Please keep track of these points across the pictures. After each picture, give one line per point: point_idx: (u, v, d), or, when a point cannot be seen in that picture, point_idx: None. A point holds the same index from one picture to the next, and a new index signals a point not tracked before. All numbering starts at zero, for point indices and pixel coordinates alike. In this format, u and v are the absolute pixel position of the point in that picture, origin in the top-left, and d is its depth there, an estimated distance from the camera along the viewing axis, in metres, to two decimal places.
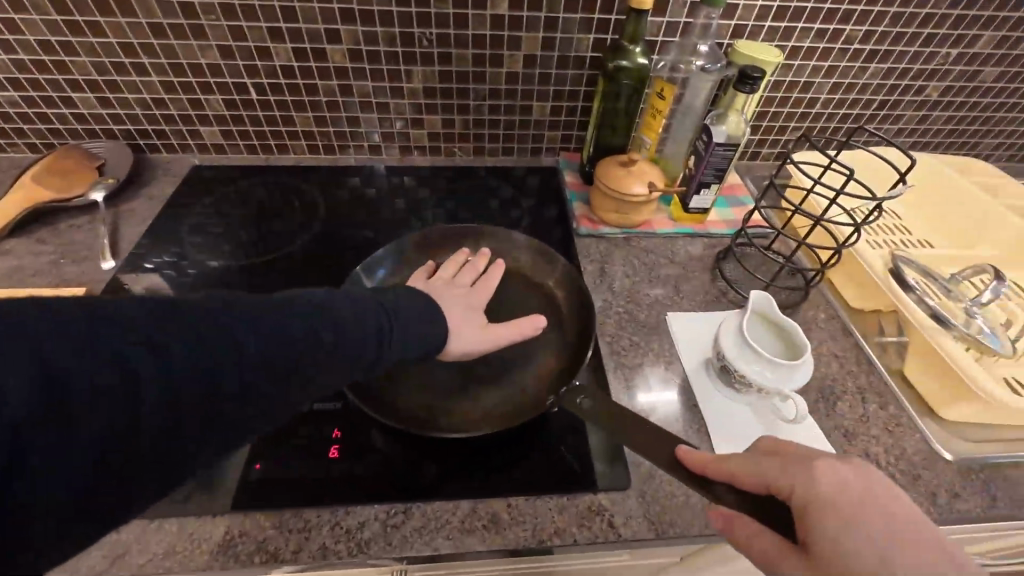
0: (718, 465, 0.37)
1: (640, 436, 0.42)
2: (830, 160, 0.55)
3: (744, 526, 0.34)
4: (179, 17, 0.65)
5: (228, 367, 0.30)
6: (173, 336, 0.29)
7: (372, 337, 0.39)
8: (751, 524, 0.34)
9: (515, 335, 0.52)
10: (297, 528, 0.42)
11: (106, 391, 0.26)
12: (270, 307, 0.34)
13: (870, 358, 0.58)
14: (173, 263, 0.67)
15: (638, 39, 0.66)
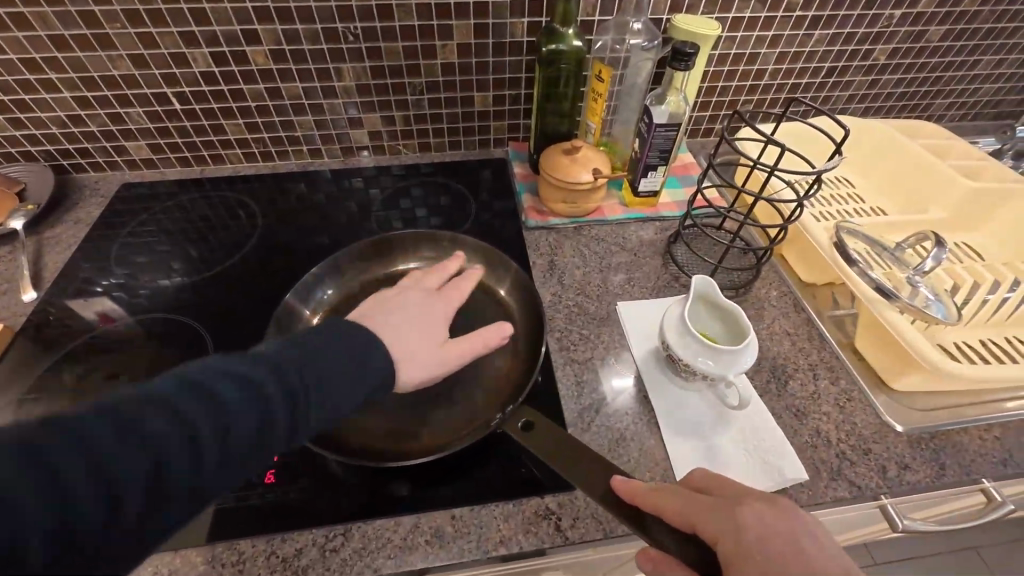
0: (651, 498, 0.34)
1: (591, 471, 0.39)
2: (768, 135, 0.54)
3: (670, 567, 0.33)
4: (80, 27, 0.61)
5: (205, 428, 0.29)
6: (151, 409, 0.28)
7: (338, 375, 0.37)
8: (677, 568, 0.32)
9: (479, 348, 0.47)
10: (230, 562, 0.41)
11: (95, 467, 0.25)
12: (242, 364, 0.33)
13: (822, 334, 0.58)
14: (122, 285, 0.64)
15: (570, 19, 0.63)
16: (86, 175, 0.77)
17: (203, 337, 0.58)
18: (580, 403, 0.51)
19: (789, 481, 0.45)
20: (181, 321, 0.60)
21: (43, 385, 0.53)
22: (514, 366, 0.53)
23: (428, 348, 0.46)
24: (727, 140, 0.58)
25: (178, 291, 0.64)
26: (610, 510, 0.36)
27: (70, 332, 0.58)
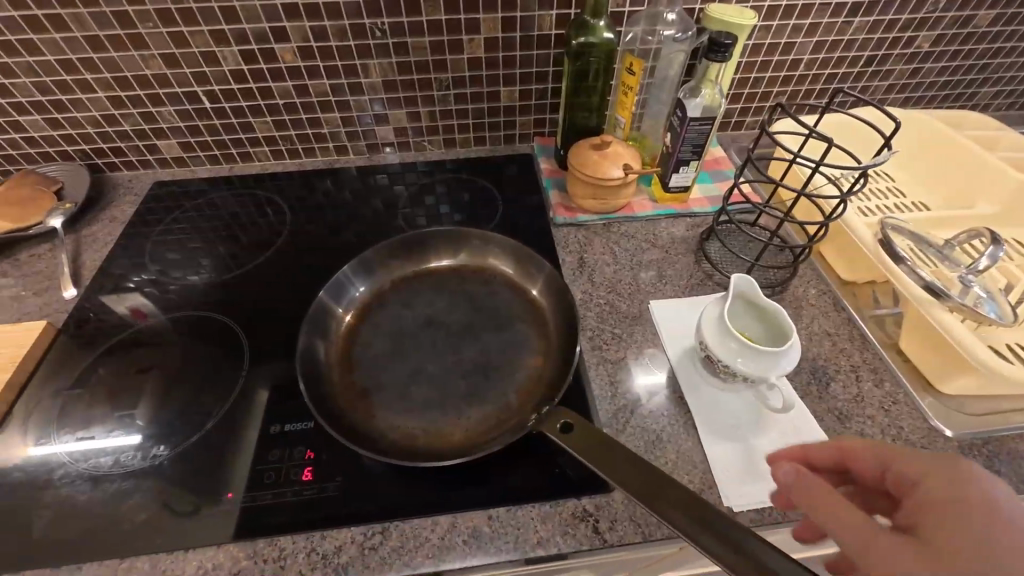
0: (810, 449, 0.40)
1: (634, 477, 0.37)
2: (810, 128, 0.52)
3: (812, 484, 0.34)
4: (115, 27, 0.62)
5: None
6: None
7: None
8: (823, 485, 0.33)
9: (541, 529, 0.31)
10: (271, 557, 0.41)
11: None
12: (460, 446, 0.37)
13: (864, 333, 0.56)
14: (153, 281, 0.65)
15: (601, 12, 0.62)
16: (120, 173, 0.78)
17: (237, 333, 0.59)
18: (614, 404, 0.51)
19: None
20: (216, 318, 0.61)
21: (86, 381, 0.54)
22: (546, 366, 0.53)
23: None
24: (768, 132, 0.55)
25: (212, 288, 0.65)
26: (651, 509, 0.35)
27: (109, 329, 0.59)
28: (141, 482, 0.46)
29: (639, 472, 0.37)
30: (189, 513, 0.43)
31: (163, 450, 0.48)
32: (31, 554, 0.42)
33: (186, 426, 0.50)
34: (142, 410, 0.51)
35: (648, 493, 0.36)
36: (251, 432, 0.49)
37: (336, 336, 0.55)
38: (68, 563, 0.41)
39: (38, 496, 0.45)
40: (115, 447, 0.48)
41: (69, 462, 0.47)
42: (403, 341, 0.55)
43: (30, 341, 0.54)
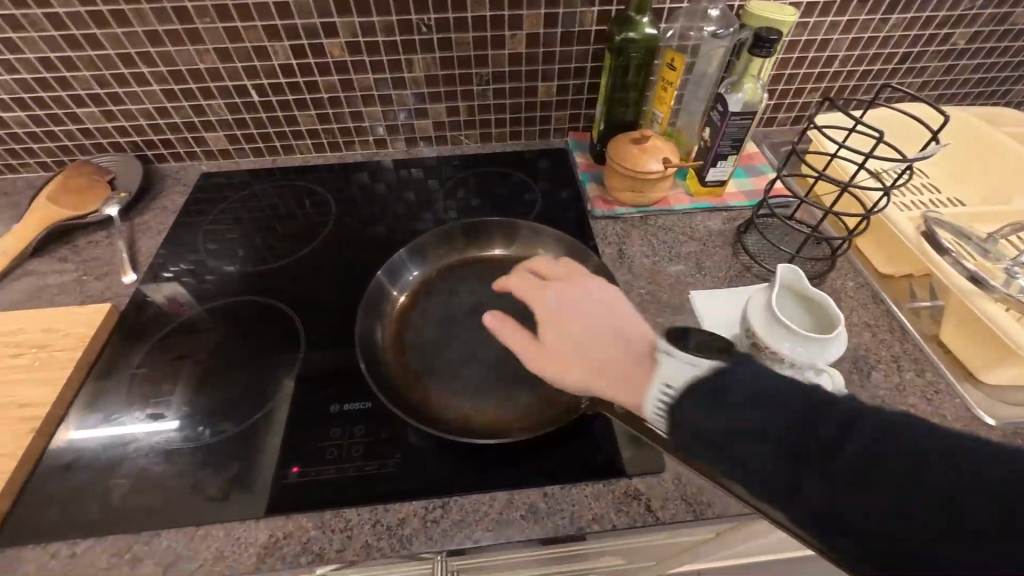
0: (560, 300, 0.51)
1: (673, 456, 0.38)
2: (857, 121, 0.53)
3: (513, 330, 0.55)
4: (173, 22, 0.64)
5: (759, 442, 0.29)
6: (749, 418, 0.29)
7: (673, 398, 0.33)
8: (516, 330, 0.55)
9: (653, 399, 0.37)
10: (339, 528, 0.43)
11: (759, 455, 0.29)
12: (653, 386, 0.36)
13: (903, 325, 0.57)
14: (190, 270, 0.67)
15: (644, 9, 0.64)
16: (167, 164, 0.81)
17: (292, 318, 0.61)
18: None
19: None
20: (270, 304, 0.63)
21: (150, 361, 0.56)
22: None
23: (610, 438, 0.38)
24: (815, 127, 0.57)
25: (262, 276, 0.67)
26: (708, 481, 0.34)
27: (167, 312, 0.62)
28: (209, 456, 0.48)
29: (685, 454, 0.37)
30: (222, 497, 0.45)
31: (229, 426, 0.50)
32: (111, 521, 0.44)
33: (249, 405, 0.52)
34: (206, 388, 0.53)
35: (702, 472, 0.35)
36: (277, 416, 0.50)
37: (393, 318, 0.59)
38: (146, 530, 0.43)
39: (114, 468, 0.47)
40: (183, 423, 0.50)
41: (141, 436, 0.49)
42: (452, 326, 0.58)
43: (96, 323, 0.57)
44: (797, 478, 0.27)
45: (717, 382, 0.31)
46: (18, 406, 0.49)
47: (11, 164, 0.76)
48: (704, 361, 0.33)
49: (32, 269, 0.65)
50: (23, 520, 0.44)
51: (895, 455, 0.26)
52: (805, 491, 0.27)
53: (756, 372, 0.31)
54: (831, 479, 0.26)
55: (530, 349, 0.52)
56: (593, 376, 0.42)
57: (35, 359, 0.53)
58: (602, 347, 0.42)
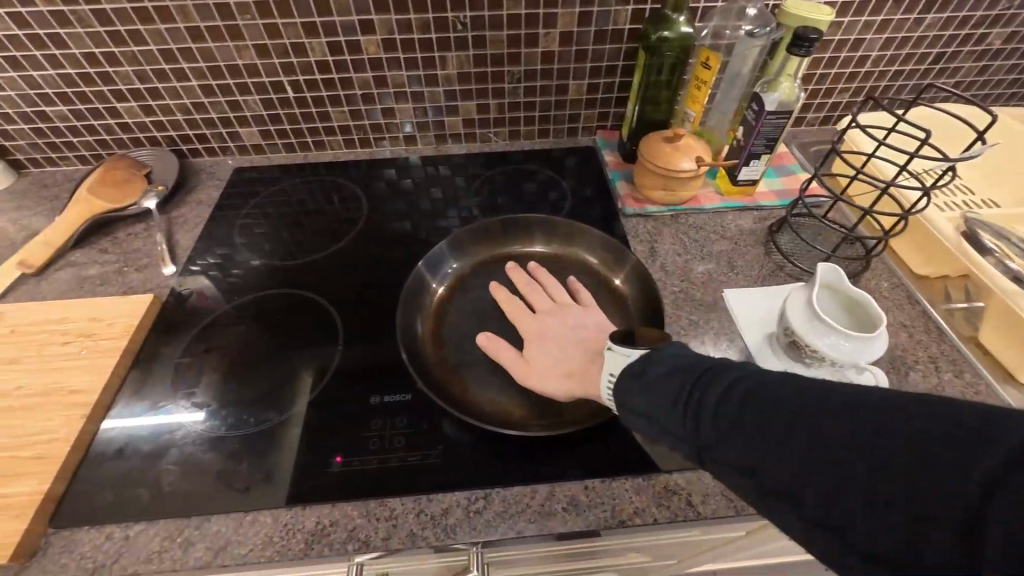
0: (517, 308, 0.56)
1: None
2: (900, 120, 0.53)
3: (502, 347, 0.53)
4: (215, 18, 0.65)
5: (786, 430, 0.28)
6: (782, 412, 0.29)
7: (689, 394, 0.33)
8: (505, 346, 0.53)
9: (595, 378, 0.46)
10: (384, 517, 0.44)
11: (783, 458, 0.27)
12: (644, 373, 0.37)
13: (940, 326, 0.57)
14: (216, 264, 0.68)
15: (681, 7, 0.64)
16: (201, 159, 0.82)
17: (330, 312, 0.62)
18: None
19: None
20: (307, 298, 0.64)
21: (192, 351, 0.57)
22: None
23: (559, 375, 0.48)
24: (860, 127, 0.57)
25: (297, 269, 0.68)
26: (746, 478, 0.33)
27: (206, 304, 0.63)
28: (255, 445, 0.49)
29: None
30: (243, 489, 0.46)
31: (272, 416, 0.51)
32: (162, 506, 0.45)
33: (291, 396, 0.53)
34: (249, 379, 0.55)
35: None
36: (297, 408, 0.52)
37: (430, 312, 0.60)
38: (196, 515, 0.44)
39: (163, 454, 0.48)
40: (228, 413, 0.51)
41: (188, 424, 0.50)
42: (488, 321, 0.59)
43: (140, 312, 0.58)
44: (800, 474, 0.27)
45: (647, 365, 0.37)
46: (69, 392, 0.50)
47: (51, 157, 0.78)
48: (636, 350, 0.40)
49: (74, 259, 0.67)
50: (78, 503, 0.45)
51: (901, 445, 0.24)
52: (812, 488, 0.26)
53: (677, 354, 0.37)
54: (836, 475, 0.26)
55: (521, 367, 0.50)
56: (573, 375, 0.47)
57: (83, 346, 0.54)
58: (568, 349, 0.49)
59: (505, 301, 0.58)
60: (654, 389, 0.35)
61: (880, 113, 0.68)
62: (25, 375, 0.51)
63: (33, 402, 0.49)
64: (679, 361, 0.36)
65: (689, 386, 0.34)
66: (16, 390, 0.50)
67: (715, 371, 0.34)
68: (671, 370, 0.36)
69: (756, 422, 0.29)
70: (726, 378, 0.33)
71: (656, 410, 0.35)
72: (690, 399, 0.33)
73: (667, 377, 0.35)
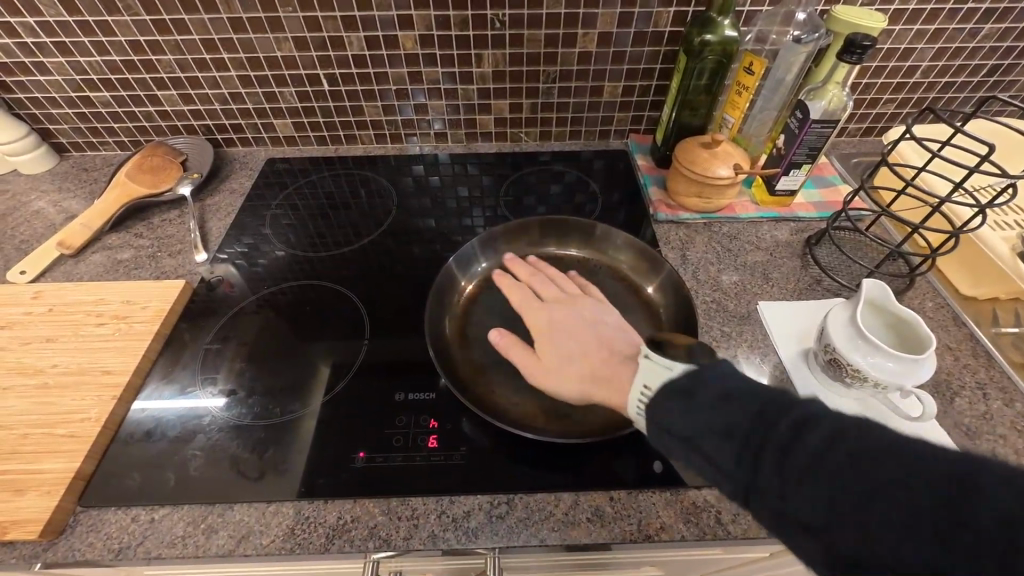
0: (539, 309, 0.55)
1: None
2: (960, 131, 0.50)
3: (522, 350, 0.51)
4: (257, 10, 0.66)
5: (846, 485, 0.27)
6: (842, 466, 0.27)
7: (739, 429, 0.31)
8: (523, 348, 0.51)
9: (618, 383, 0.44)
10: (405, 516, 0.43)
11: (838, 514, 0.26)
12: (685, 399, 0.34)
13: (989, 351, 0.54)
14: (243, 254, 0.69)
15: (727, 10, 0.62)
16: (234, 149, 0.84)
17: (357, 306, 0.62)
18: None
19: None
20: (335, 290, 0.65)
21: (222, 338, 0.58)
22: None
23: (578, 378, 0.46)
24: (915, 138, 0.55)
25: (325, 261, 0.69)
26: None
27: (234, 292, 0.63)
28: (280, 435, 0.49)
29: None
30: (257, 478, 0.46)
31: (297, 408, 0.51)
32: (187, 491, 0.45)
33: (317, 388, 0.53)
34: (274, 369, 0.55)
35: None
36: (311, 402, 0.52)
37: (457, 309, 0.59)
38: (221, 502, 0.44)
39: (190, 440, 0.49)
40: (255, 401, 0.52)
41: (214, 411, 0.51)
42: (514, 320, 0.58)
43: (172, 297, 0.59)
44: (851, 528, 0.26)
45: (693, 385, 0.35)
46: (101, 372, 0.51)
47: (92, 142, 0.80)
48: (676, 364, 0.37)
49: (110, 242, 0.68)
50: (106, 483, 0.45)
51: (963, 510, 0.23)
52: (822, 520, 0.27)
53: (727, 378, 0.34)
54: (888, 533, 0.25)
55: (541, 370, 0.49)
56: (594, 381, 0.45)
57: (116, 328, 0.55)
58: (589, 351, 0.48)
59: (528, 304, 0.57)
60: (701, 416, 0.33)
61: (937, 125, 0.66)
62: (61, 353, 0.52)
63: (67, 381, 0.50)
64: (728, 389, 0.33)
65: (744, 418, 0.31)
66: (51, 368, 0.51)
67: (772, 408, 0.31)
68: (722, 398, 0.33)
69: (814, 474, 0.28)
70: (788, 417, 0.30)
71: (699, 439, 0.32)
72: (744, 435, 0.31)
73: (716, 406, 0.32)
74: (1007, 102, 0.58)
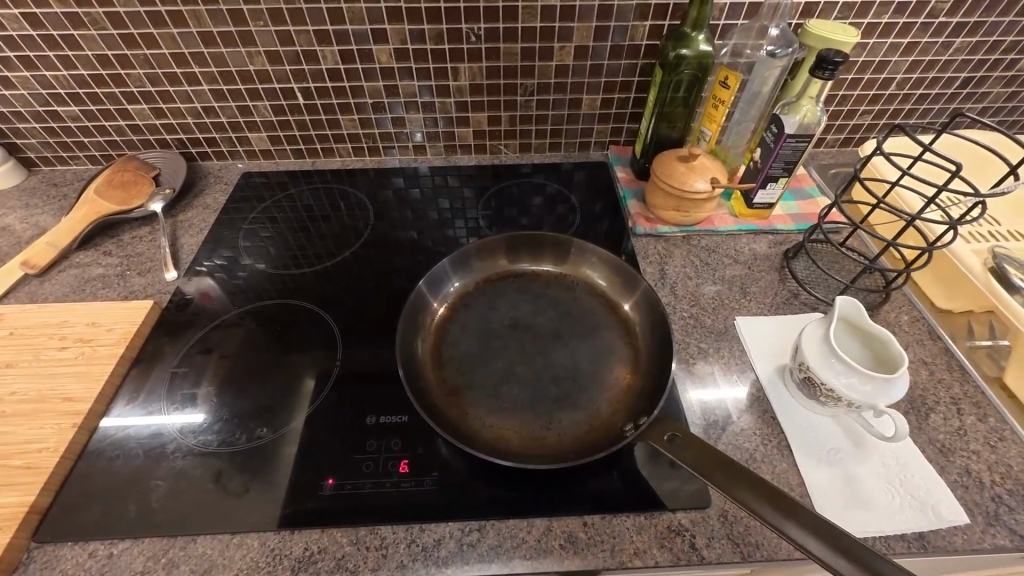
0: None
1: (707, 465, 0.39)
2: (928, 149, 0.51)
3: None
4: (227, 24, 0.65)
5: None
6: None
7: None
8: None
9: None
10: (374, 545, 0.42)
11: None
12: None
13: (963, 365, 0.54)
14: (222, 266, 0.67)
15: (701, 24, 0.62)
16: (210, 162, 0.82)
17: (331, 324, 0.61)
18: (705, 418, 0.50)
19: (947, 523, 0.43)
20: (308, 308, 0.63)
21: (191, 360, 0.56)
22: (636, 379, 0.53)
23: None
24: (885, 154, 0.55)
25: (304, 276, 0.67)
26: (720, 487, 0.37)
27: (203, 312, 0.62)
28: (247, 463, 0.48)
29: (711, 457, 0.39)
30: (222, 508, 0.44)
31: (266, 432, 0.50)
32: (148, 523, 0.44)
33: (287, 412, 0.52)
34: (244, 391, 0.53)
35: (721, 478, 0.37)
36: (280, 426, 0.50)
37: (432, 329, 0.59)
38: (184, 534, 0.43)
39: (154, 468, 0.47)
40: (223, 426, 0.50)
41: (180, 437, 0.49)
42: (491, 340, 0.57)
43: (140, 319, 0.57)
44: None
45: None
46: (63, 400, 0.49)
47: (62, 156, 0.78)
48: None
49: (79, 260, 0.66)
50: (64, 516, 0.44)
51: None
52: None
53: None
54: None
55: None
56: None
57: (79, 352, 0.53)
58: None
59: None
60: None
61: (908, 140, 0.67)
62: (20, 380, 0.50)
63: (25, 409, 0.48)
64: None
65: None
66: (10, 396, 0.49)
67: None
68: None
69: None
70: None
71: None
72: None
73: None
74: (976, 116, 0.59)
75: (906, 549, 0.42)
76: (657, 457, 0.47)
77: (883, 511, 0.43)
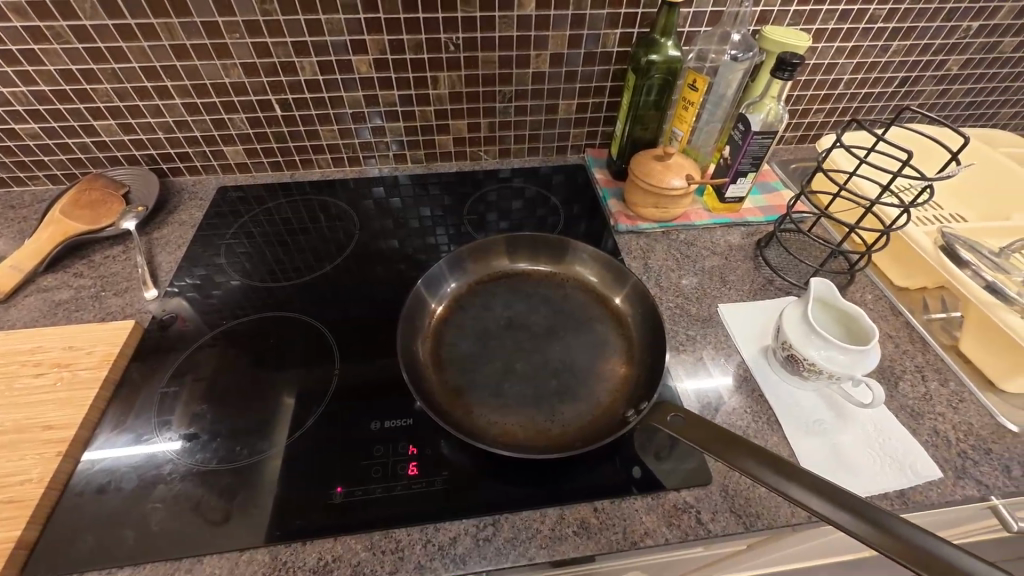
0: None
1: (710, 439, 0.41)
2: (879, 139, 0.56)
3: None
4: (202, 36, 0.64)
5: None
6: None
7: None
8: None
9: None
10: (389, 549, 0.42)
11: None
12: None
13: (924, 337, 0.59)
14: (198, 285, 0.66)
15: (669, 32, 0.66)
16: (182, 178, 0.80)
17: (324, 335, 0.60)
18: (700, 400, 0.53)
19: (923, 479, 0.46)
20: (298, 320, 0.62)
21: (179, 380, 0.55)
22: (631, 369, 0.55)
23: None
24: (843, 146, 0.60)
25: (290, 289, 0.66)
26: (725, 458, 0.39)
27: (188, 332, 0.60)
28: (249, 478, 0.47)
29: (713, 432, 0.41)
30: (227, 525, 0.43)
31: (267, 447, 0.49)
32: (150, 547, 0.42)
33: (287, 424, 0.51)
34: (240, 407, 0.52)
35: (726, 451, 0.39)
36: (282, 440, 0.50)
37: (428, 332, 0.59)
38: (188, 556, 0.42)
39: (149, 492, 0.45)
40: (220, 444, 0.49)
41: (175, 459, 0.48)
42: (488, 340, 0.58)
43: (122, 340, 0.55)
44: None
45: None
46: (43, 428, 0.47)
47: (19, 177, 0.74)
48: None
49: (45, 284, 0.63)
50: (55, 550, 0.42)
51: None
52: None
53: None
54: None
55: None
56: None
57: (57, 378, 0.51)
58: None
59: None
60: None
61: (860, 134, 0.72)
62: None
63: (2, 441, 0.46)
64: None
65: None
66: None
67: None
68: None
69: None
70: None
71: None
72: None
73: None
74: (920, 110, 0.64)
75: (889, 506, 0.45)
76: (657, 440, 0.50)
77: (867, 473, 0.47)
